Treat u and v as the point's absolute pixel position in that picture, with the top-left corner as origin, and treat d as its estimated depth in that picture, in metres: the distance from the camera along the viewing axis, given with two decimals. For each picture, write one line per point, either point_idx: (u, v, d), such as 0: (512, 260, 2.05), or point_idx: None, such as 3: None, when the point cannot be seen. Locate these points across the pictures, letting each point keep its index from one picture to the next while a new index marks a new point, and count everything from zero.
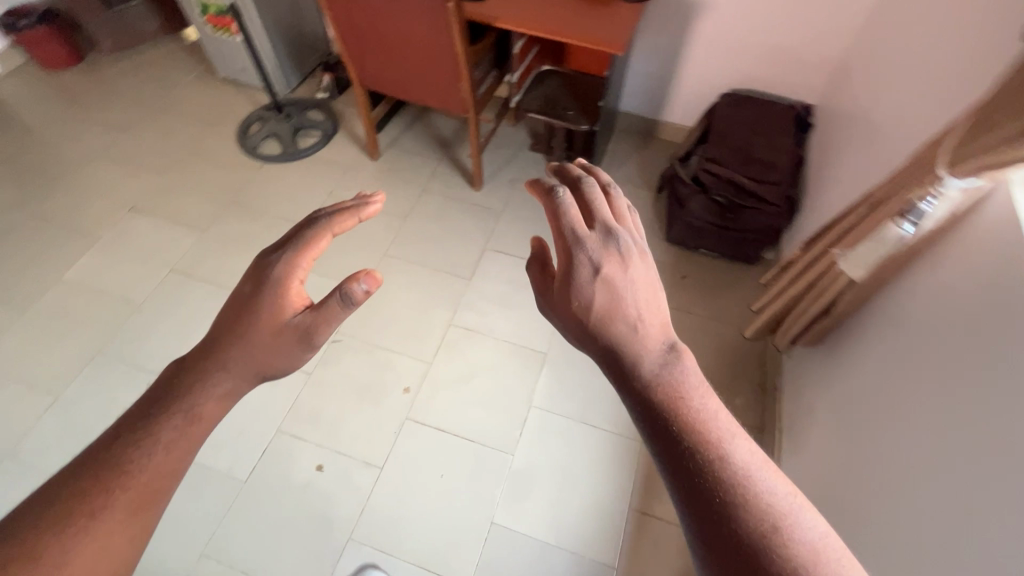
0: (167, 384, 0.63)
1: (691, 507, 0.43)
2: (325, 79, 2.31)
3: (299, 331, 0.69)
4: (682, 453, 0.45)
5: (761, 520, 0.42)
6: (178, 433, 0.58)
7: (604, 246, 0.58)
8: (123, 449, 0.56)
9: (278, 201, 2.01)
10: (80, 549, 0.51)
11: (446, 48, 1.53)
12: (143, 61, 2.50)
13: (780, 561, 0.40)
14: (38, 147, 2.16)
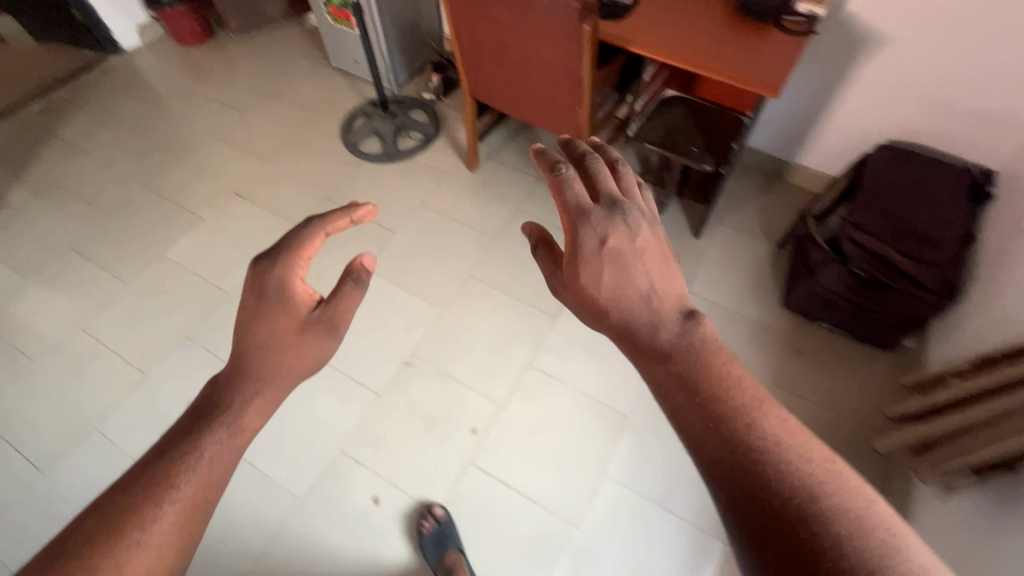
0: (203, 401, 0.60)
1: (712, 459, 0.48)
2: (434, 80, 2.24)
3: (320, 325, 0.68)
4: (708, 421, 0.49)
5: (789, 478, 0.44)
6: (225, 440, 0.57)
7: (607, 215, 0.66)
8: (167, 464, 0.53)
9: (372, 202, 1.97)
10: (135, 563, 0.49)
11: (574, 69, 1.37)
12: (265, 43, 2.55)
13: (811, 516, 0.41)
14: (164, 120, 2.26)
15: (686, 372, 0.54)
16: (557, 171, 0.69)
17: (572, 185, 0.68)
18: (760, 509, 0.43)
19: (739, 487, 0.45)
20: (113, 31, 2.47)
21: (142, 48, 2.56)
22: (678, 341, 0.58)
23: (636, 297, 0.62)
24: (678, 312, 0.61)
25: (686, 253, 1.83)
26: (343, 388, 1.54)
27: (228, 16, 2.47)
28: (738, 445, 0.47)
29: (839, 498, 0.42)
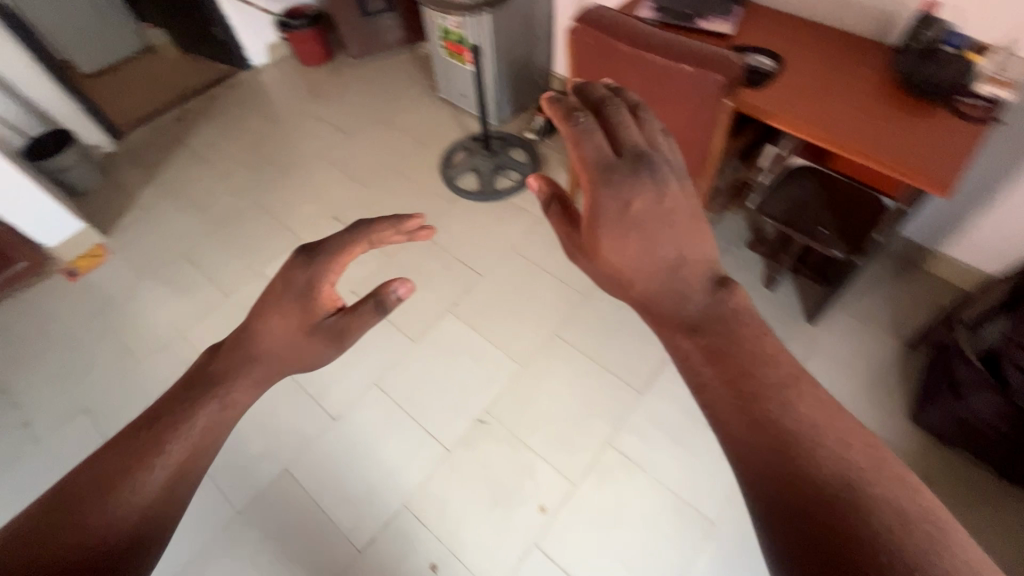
0: (199, 372, 0.59)
1: (745, 448, 0.46)
2: (539, 121, 2.19)
3: (326, 334, 0.64)
4: (743, 403, 0.48)
5: (837, 475, 0.42)
6: (217, 410, 0.56)
7: (630, 171, 0.61)
8: (156, 432, 0.53)
9: (463, 241, 1.95)
10: (124, 522, 0.48)
11: (703, 139, 1.25)
12: (379, 69, 2.63)
13: (861, 519, 0.40)
14: (278, 137, 2.38)
15: (716, 343, 0.54)
16: (577, 124, 0.63)
17: (592, 140, 0.62)
18: (793, 490, 0.42)
19: (768, 467, 0.44)
20: (245, 49, 2.64)
21: (267, 67, 2.73)
22: (710, 312, 0.57)
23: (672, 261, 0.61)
24: (709, 279, 0.60)
25: (796, 338, 1.65)
26: (414, 436, 1.51)
27: (349, 42, 2.57)
28: (774, 429, 0.46)
29: (892, 498, 0.41)
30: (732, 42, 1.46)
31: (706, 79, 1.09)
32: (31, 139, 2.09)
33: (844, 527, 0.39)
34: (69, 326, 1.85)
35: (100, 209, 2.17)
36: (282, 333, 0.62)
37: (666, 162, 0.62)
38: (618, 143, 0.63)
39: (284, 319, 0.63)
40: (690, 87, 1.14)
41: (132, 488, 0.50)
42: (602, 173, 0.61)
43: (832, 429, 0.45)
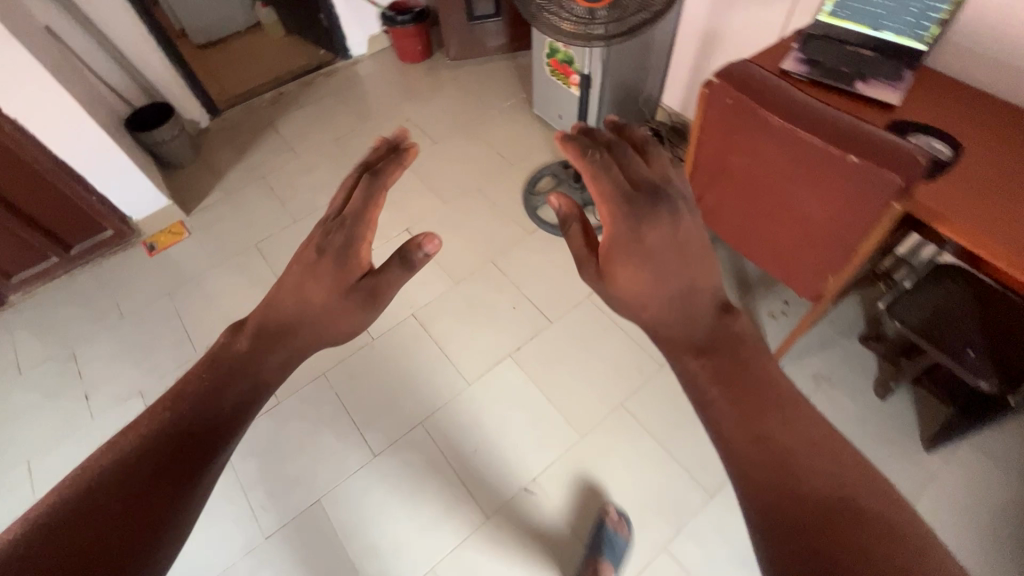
0: (218, 359, 0.57)
1: (743, 465, 0.43)
2: None
3: (363, 296, 0.67)
4: (741, 417, 0.45)
5: (832, 488, 0.40)
6: (246, 388, 0.55)
7: (648, 206, 0.66)
8: (179, 411, 0.49)
9: (535, 278, 1.81)
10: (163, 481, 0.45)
11: (847, 237, 1.03)
12: (476, 74, 2.53)
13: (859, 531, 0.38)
14: (365, 134, 2.33)
15: (713, 345, 0.53)
16: (594, 162, 0.69)
17: (609, 178, 0.68)
18: (794, 506, 0.40)
19: (764, 480, 0.42)
20: (347, 39, 2.60)
21: (366, 58, 2.68)
22: (721, 333, 0.55)
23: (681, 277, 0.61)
24: (713, 302, 0.59)
25: (906, 464, 1.41)
26: (455, 493, 1.41)
27: (450, 43, 2.47)
28: (774, 441, 0.43)
29: (886, 513, 0.39)
30: (898, 115, 1.22)
31: (876, 174, 0.88)
32: (135, 109, 2.15)
33: (845, 542, 0.37)
34: (141, 302, 1.89)
35: (187, 185, 2.22)
36: (315, 306, 0.64)
37: (680, 198, 0.67)
38: (632, 181, 0.69)
39: (316, 282, 0.65)
40: (848, 179, 0.94)
41: (169, 455, 0.46)
42: (622, 205, 0.66)
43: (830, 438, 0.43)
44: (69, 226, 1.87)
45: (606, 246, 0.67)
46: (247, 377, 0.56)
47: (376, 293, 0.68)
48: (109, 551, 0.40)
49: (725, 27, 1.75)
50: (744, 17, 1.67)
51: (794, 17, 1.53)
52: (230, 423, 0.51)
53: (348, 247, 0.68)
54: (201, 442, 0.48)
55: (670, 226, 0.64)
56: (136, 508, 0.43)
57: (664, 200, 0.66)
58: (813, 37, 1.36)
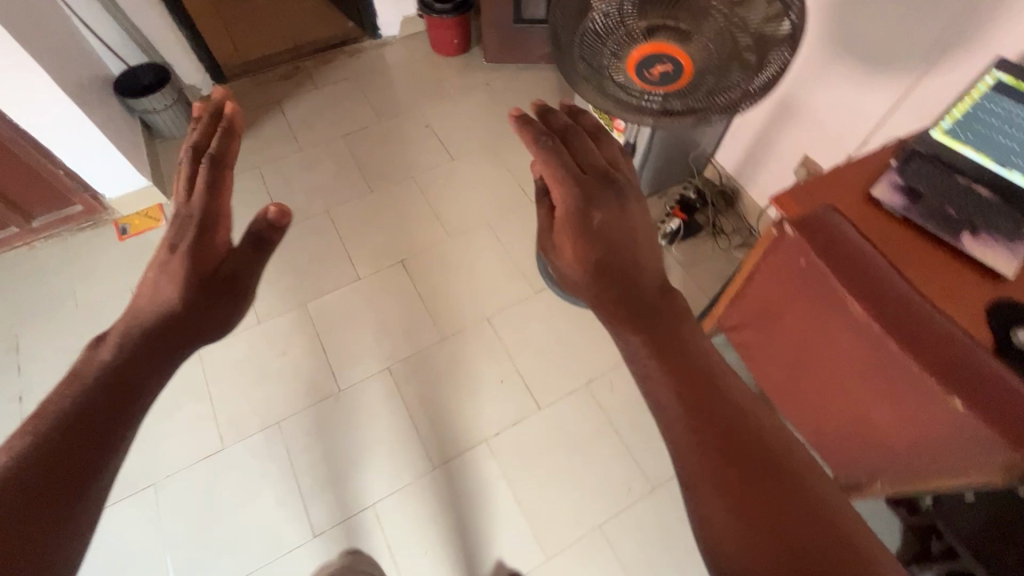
0: (87, 367, 0.58)
1: (694, 420, 0.50)
2: (671, 225, 1.75)
3: (223, 286, 0.77)
4: (691, 372, 0.53)
5: (760, 438, 0.48)
6: (148, 371, 0.61)
7: (595, 187, 0.79)
8: (77, 397, 0.53)
9: (530, 349, 1.60)
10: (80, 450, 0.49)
11: (913, 459, 0.84)
12: (513, 82, 2.24)
13: (788, 471, 0.47)
14: (377, 135, 2.08)
15: (640, 311, 0.61)
16: (546, 148, 0.82)
17: (560, 160, 0.81)
18: (731, 454, 0.47)
19: (709, 441, 0.48)
20: (379, 17, 2.32)
21: (397, 41, 2.40)
22: (653, 302, 0.63)
23: (619, 262, 0.71)
24: (654, 284, 0.67)
25: None
26: None
27: (489, 44, 2.19)
28: (723, 404, 0.50)
29: (801, 472, 0.47)
30: (1010, 291, 0.97)
31: (986, 443, 0.67)
32: (129, 69, 1.93)
33: (769, 489, 0.45)
34: (101, 293, 1.72)
35: (177, 163, 2.03)
36: (185, 302, 0.71)
37: (619, 179, 0.82)
38: (582, 165, 0.83)
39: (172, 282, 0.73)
40: (943, 419, 0.72)
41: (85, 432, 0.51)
42: (575, 190, 0.79)
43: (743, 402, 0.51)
44: (34, 199, 1.68)
45: (560, 220, 0.77)
46: (138, 361, 0.60)
47: (236, 281, 0.79)
48: (78, 474, 0.48)
49: (807, 100, 1.47)
50: (833, 96, 1.39)
51: (898, 113, 1.26)
52: (130, 400, 0.56)
53: (200, 240, 0.79)
54: (112, 414, 0.54)
55: (613, 207, 0.77)
56: (86, 438, 0.50)
57: (611, 184, 0.80)
58: (917, 157, 1.05)
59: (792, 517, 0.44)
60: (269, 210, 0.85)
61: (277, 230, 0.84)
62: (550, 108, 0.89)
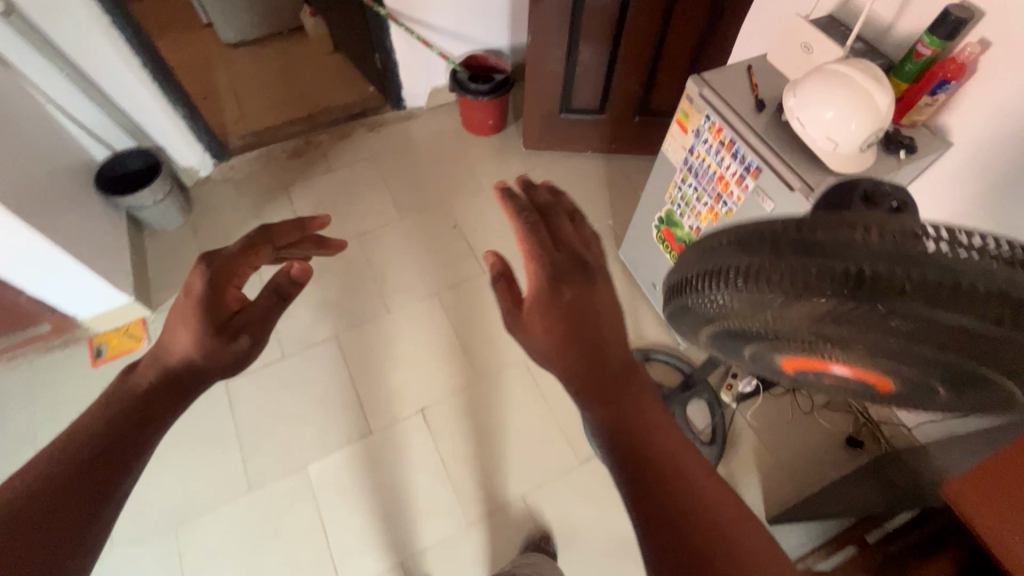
0: (117, 392, 0.60)
1: (615, 437, 0.53)
2: (745, 385, 1.46)
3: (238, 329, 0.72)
4: (625, 399, 0.55)
5: (668, 448, 0.51)
6: (168, 399, 0.62)
7: (571, 270, 0.67)
8: (105, 412, 0.57)
9: (573, 544, 1.32)
10: (75, 442, 0.53)
11: None
12: (554, 172, 1.94)
13: (692, 485, 0.47)
14: (398, 237, 1.80)
15: (605, 388, 0.57)
16: (527, 223, 0.71)
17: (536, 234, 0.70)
18: (643, 465, 0.49)
19: (628, 454, 0.51)
20: (404, 89, 2.05)
21: (423, 113, 2.12)
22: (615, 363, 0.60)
23: (592, 334, 0.61)
24: (620, 356, 0.61)
25: None
26: None
27: (529, 131, 1.89)
28: (638, 418, 0.54)
29: (706, 487, 0.47)
30: None
31: None
32: (115, 155, 1.66)
33: (671, 494, 0.46)
34: None
35: (163, 260, 1.74)
36: (193, 348, 0.67)
37: (597, 266, 0.69)
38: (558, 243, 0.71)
39: (184, 326, 0.68)
40: None
41: (112, 442, 0.54)
42: (548, 270, 0.68)
43: (670, 435, 0.52)
44: None
45: (530, 303, 0.66)
46: (167, 384, 0.63)
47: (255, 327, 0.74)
48: (98, 476, 0.51)
49: None
50: None
51: None
52: (151, 426, 0.58)
53: (220, 288, 0.74)
54: (130, 434, 0.56)
55: (588, 289, 0.66)
56: (105, 452, 0.53)
57: (586, 267, 0.68)
58: None
59: (691, 536, 0.44)
60: (293, 266, 0.80)
61: (298, 285, 0.79)
62: (531, 182, 0.78)
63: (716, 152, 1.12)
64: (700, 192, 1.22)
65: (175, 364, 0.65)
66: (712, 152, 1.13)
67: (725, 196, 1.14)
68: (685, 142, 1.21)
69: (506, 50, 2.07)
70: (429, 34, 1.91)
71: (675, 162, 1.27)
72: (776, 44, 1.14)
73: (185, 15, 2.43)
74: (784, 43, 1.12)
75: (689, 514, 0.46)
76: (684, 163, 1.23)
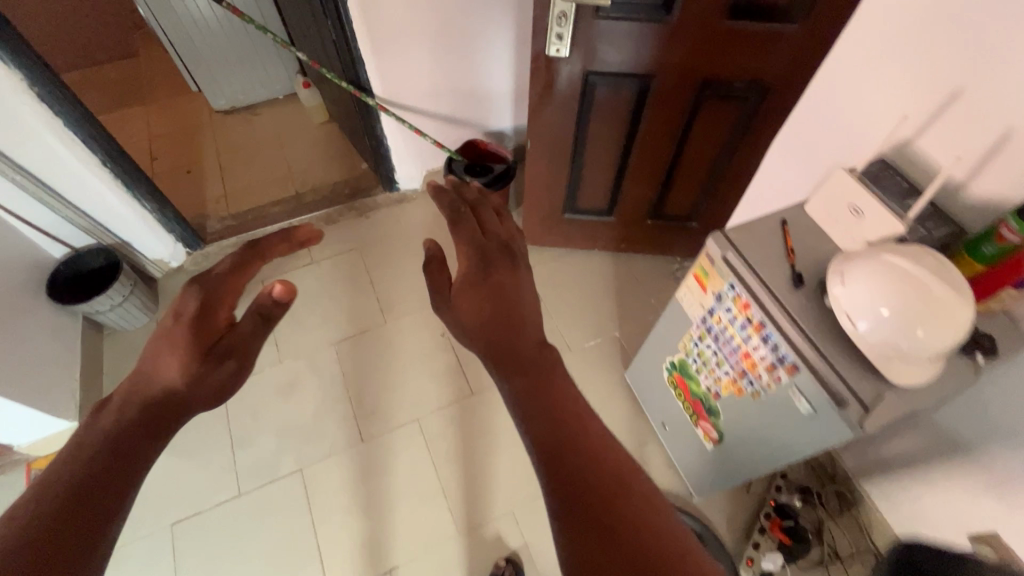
0: (86, 437, 0.51)
1: (527, 405, 0.53)
2: (768, 562, 1.25)
3: (226, 357, 0.64)
4: (538, 369, 0.56)
5: (577, 419, 0.51)
6: (141, 447, 0.52)
7: (498, 254, 0.72)
8: (68, 459, 0.48)
9: None
10: (43, 500, 0.44)
11: None
12: (556, 272, 1.75)
13: (598, 458, 0.48)
14: (380, 346, 1.63)
15: (516, 359, 0.58)
16: (455, 211, 0.79)
17: (464, 221, 0.77)
18: (557, 435, 0.49)
19: (539, 425, 0.51)
20: (397, 171, 1.90)
21: (417, 196, 1.96)
22: (533, 354, 0.59)
23: (508, 309, 0.63)
24: (537, 338, 0.61)
25: None
26: None
27: (529, 229, 1.71)
28: (549, 386, 0.55)
29: (611, 453, 0.49)
30: None
31: None
32: (76, 254, 1.53)
33: (579, 459, 0.47)
34: None
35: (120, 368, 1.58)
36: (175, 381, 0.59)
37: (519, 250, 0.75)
38: (487, 233, 0.77)
39: (169, 355, 0.60)
40: None
41: (87, 495, 0.45)
42: (474, 256, 0.72)
43: (579, 408, 0.53)
44: None
45: (460, 281, 0.68)
46: (147, 424, 0.54)
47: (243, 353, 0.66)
48: (75, 534, 0.43)
49: (1015, 474, 0.93)
50: None
51: None
52: (125, 481, 0.48)
53: (205, 309, 0.65)
54: (108, 476, 0.48)
55: (511, 274, 0.69)
56: (82, 506, 0.45)
57: (511, 253, 0.73)
58: None
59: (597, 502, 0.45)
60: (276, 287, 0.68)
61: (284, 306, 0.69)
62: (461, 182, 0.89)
63: (741, 326, 0.93)
64: (720, 358, 1.03)
65: (158, 400, 0.56)
66: (735, 325, 0.94)
67: (751, 375, 0.95)
68: (704, 301, 1.02)
69: (508, 132, 1.92)
70: (421, 121, 1.77)
71: (692, 316, 1.08)
72: (815, 195, 0.95)
73: (181, 78, 2.33)
74: (827, 199, 0.93)
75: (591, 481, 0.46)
76: (702, 322, 1.04)
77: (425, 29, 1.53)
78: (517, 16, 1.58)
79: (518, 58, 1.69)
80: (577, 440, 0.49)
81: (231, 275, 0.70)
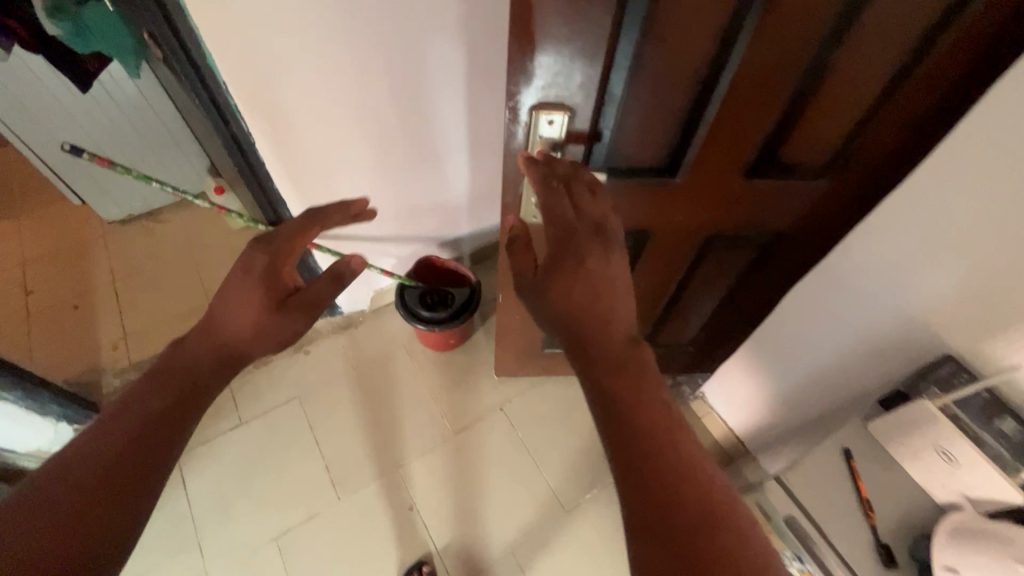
0: (167, 361, 0.64)
1: (609, 396, 0.56)
2: None
3: (299, 307, 0.74)
4: (622, 362, 0.59)
5: (661, 418, 0.54)
6: (208, 377, 0.64)
7: (590, 243, 0.67)
8: (154, 381, 0.61)
9: None
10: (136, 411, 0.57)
11: None
12: (538, 406, 1.53)
13: (683, 451, 0.51)
14: (336, 531, 1.34)
15: (606, 361, 0.59)
16: (549, 192, 0.72)
17: (559, 206, 0.71)
18: (641, 433, 0.52)
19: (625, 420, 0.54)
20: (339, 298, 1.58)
21: (366, 318, 1.66)
22: (621, 355, 0.59)
23: (599, 303, 0.63)
24: (626, 337, 0.62)
25: None
26: None
27: (502, 363, 1.48)
28: (631, 389, 0.56)
29: (695, 450, 0.52)
30: None
31: None
32: None
33: (667, 457, 0.51)
34: None
35: None
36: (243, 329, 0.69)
37: (615, 242, 0.68)
38: (579, 214, 0.70)
39: (245, 303, 0.71)
40: None
41: (163, 419, 0.58)
42: (565, 243, 0.68)
43: (666, 409, 0.55)
44: None
45: (554, 270, 0.67)
46: (217, 367, 0.65)
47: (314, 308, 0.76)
48: (150, 446, 0.55)
49: None
50: None
51: None
52: (193, 409, 0.61)
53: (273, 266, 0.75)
54: (184, 407, 0.60)
55: (604, 261, 0.66)
56: (162, 422, 0.58)
57: (604, 237, 0.68)
58: None
59: (686, 503, 0.48)
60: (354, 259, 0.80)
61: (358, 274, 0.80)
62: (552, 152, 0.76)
63: None
64: None
65: (228, 342, 0.68)
66: None
67: None
68: None
69: (467, 237, 1.67)
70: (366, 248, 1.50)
71: None
72: (881, 421, 0.75)
73: None
74: (901, 434, 0.73)
75: (675, 480, 0.49)
76: None
77: (365, 150, 1.27)
78: (471, 125, 1.35)
79: (476, 163, 1.45)
80: (671, 452, 0.51)
81: (299, 234, 0.78)
